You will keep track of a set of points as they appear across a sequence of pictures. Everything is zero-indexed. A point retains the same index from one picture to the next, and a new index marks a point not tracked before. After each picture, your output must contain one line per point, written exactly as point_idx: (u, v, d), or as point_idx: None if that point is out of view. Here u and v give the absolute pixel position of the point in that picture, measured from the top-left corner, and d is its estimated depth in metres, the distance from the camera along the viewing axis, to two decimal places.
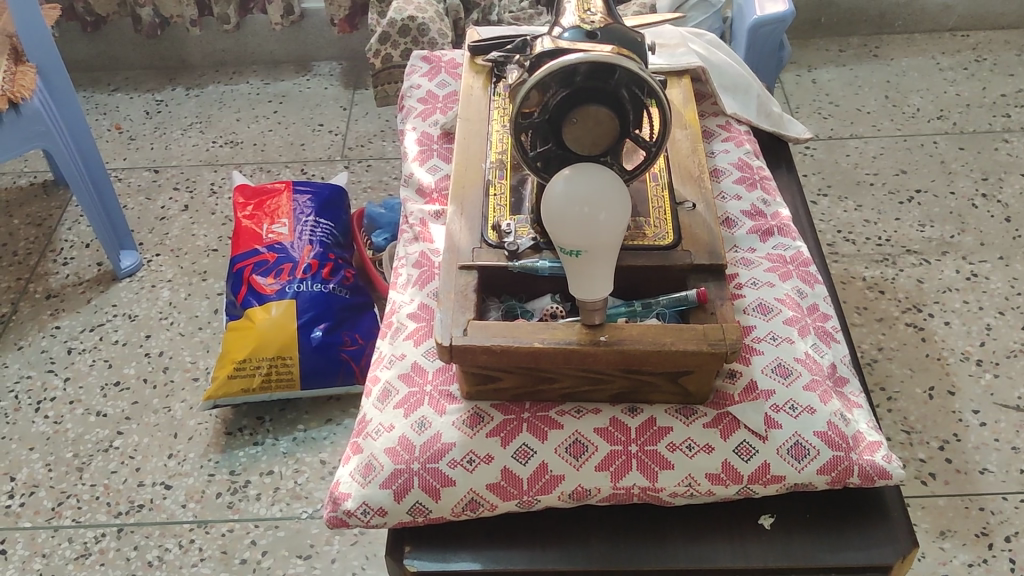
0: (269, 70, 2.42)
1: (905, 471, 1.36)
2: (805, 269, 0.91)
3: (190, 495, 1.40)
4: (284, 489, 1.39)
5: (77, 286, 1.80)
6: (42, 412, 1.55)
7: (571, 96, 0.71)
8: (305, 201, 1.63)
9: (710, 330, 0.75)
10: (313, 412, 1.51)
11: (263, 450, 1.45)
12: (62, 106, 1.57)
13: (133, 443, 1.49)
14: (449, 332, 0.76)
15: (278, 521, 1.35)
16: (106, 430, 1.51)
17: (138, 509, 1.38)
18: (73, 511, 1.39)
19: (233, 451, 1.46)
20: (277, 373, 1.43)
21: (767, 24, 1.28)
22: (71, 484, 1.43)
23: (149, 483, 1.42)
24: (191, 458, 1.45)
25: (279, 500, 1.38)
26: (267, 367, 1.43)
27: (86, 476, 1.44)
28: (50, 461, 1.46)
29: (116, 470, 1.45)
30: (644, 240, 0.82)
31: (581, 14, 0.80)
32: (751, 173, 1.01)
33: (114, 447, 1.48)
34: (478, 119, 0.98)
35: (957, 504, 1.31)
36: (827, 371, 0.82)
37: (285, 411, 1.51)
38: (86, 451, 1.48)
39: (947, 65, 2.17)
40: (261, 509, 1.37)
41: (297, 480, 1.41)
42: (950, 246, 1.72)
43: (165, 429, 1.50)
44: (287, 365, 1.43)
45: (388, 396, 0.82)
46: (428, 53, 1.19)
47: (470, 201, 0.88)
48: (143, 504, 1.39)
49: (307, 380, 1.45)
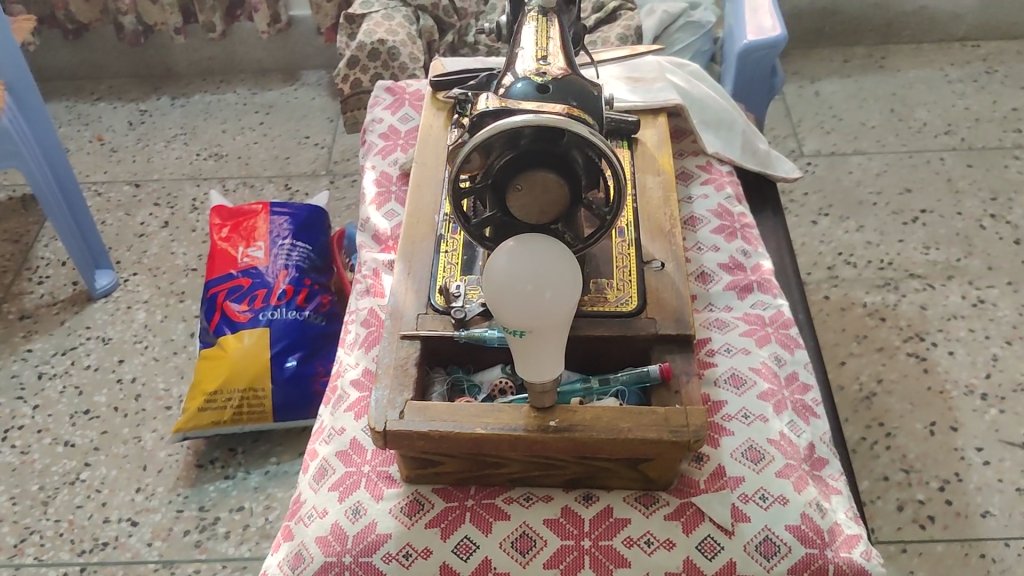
0: (256, 79, 2.25)
1: (903, 513, 1.28)
2: (784, 331, 0.83)
3: (156, 533, 1.31)
4: (254, 527, 1.31)
5: (51, 307, 1.68)
6: (8, 441, 1.45)
7: (516, 159, 0.63)
8: (282, 222, 1.47)
9: (671, 415, 0.68)
10: (287, 445, 1.41)
11: (234, 485, 1.36)
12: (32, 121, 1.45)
13: (101, 475, 1.39)
14: (384, 415, 0.69)
15: (246, 562, 1.27)
16: (73, 462, 1.41)
17: (102, 547, 1.30)
18: (35, 549, 1.30)
19: (203, 486, 1.37)
20: (248, 406, 1.32)
21: (757, 50, 1.19)
22: (34, 519, 1.34)
23: (114, 520, 1.33)
24: (159, 493, 1.36)
25: (247, 539, 1.30)
26: (239, 399, 1.31)
27: (50, 511, 1.35)
28: (14, 495, 1.37)
29: (82, 505, 1.35)
30: (605, 306, 0.75)
31: (537, 61, 0.72)
32: (731, 221, 0.93)
33: (80, 480, 1.38)
34: (433, 163, 0.91)
35: (956, 550, 1.23)
36: (804, 453, 0.74)
37: (258, 443, 1.41)
38: (52, 484, 1.38)
39: (956, 77, 2.08)
40: (230, 548, 1.29)
41: (267, 519, 1.32)
42: (956, 271, 1.64)
43: (133, 461, 1.41)
44: (258, 397, 1.32)
45: (324, 475, 0.75)
46: (393, 84, 1.12)
47: (419, 258, 0.81)
48: (107, 542, 1.30)
49: (280, 413, 1.34)
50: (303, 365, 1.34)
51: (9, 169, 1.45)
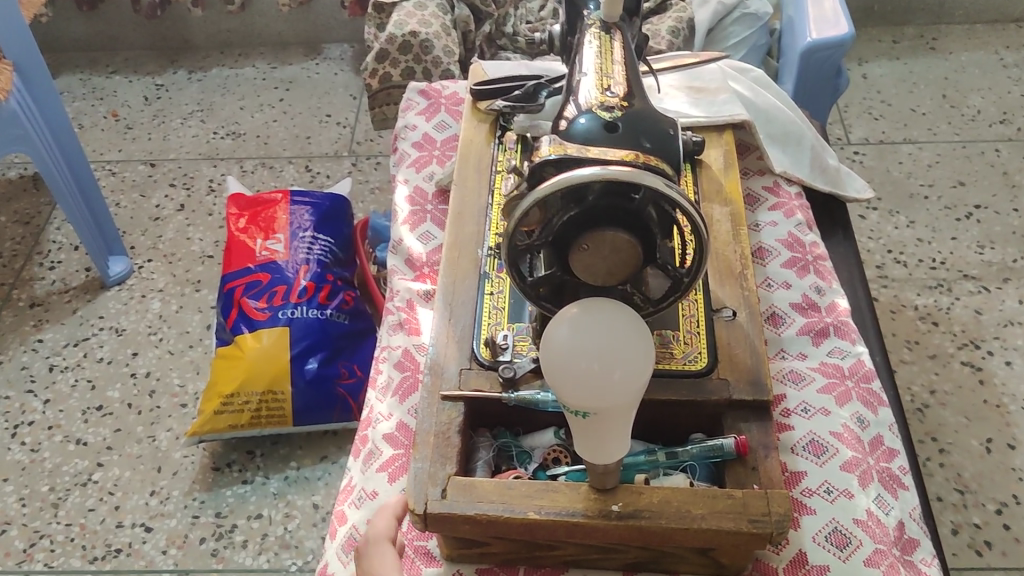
0: (276, 53, 2.05)
1: (957, 538, 1.17)
2: (866, 386, 0.75)
3: (172, 540, 1.21)
4: (272, 536, 1.20)
5: (63, 294, 1.55)
6: (17, 438, 1.34)
7: (580, 216, 0.56)
8: (302, 214, 1.34)
9: (750, 500, 0.60)
10: (307, 448, 1.29)
11: (252, 490, 1.25)
12: (43, 104, 1.32)
13: (114, 477, 1.28)
14: (424, 495, 0.61)
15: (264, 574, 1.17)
16: (85, 462, 1.30)
17: (115, 554, 1.19)
18: (45, 554, 1.20)
19: (220, 490, 1.25)
20: (267, 409, 1.20)
21: (822, 49, 1.08)
22: (44, 523, 1.23)
23: (128, 525, 1.22)
24: (174, 497, 1.25)
25: (266, 549, 1.19)
26: (257, 403, 1.19)
27: (61, 515, 1.24)
28: (24, 495, 1.26)
29: (94, 508, 1.25)
30: (671, 364, 0.67)
31: (601, 91, 0.64)
32: (803, 252, 0.84)
33: (93, 482, 1.27)
34: (476, 185, 0.83)
35: None
36: (894, 535, 0.66)
37: (277, 446, 1.30)
38: (63, 485, 1.27)
39: (1012, 62, 1.88)
40: (247, 559, 1.18)
41: (287, 527, 1.21)
42: (1012, 273, 1.48)
43: (148, 462, 1.30)
44: (278, 401, 1.20)
45: (354, 546, 0.67)
46: (427, 86, 1.04)
47: (462, 298, 0.73)
48: (120, 549, 1.20)
49: (301, 417, 1.22)
50: (325, 367, 1.22)
51: (16, 154, 1.32)
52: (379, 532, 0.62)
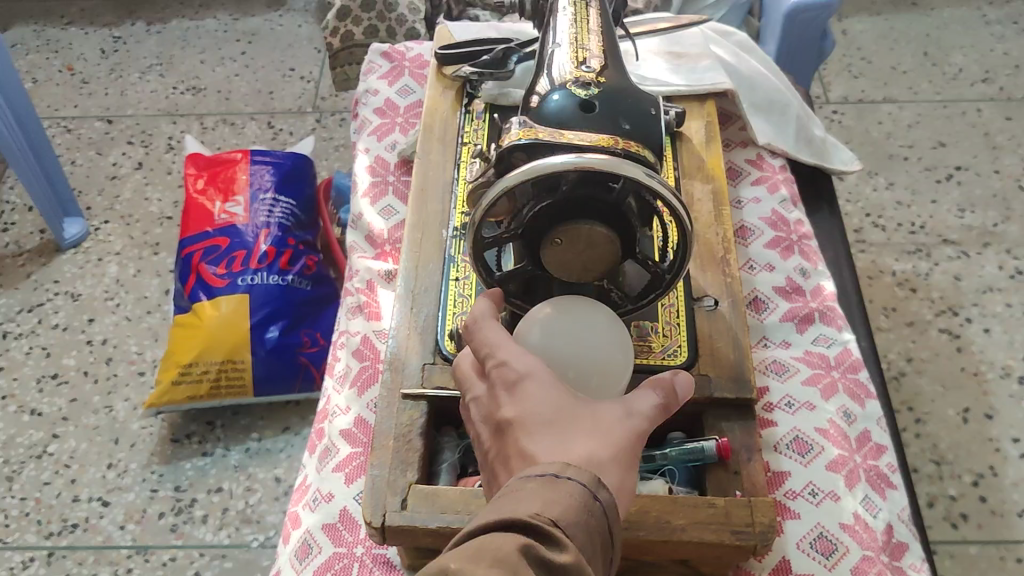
0: (237, 4, 1.96)
1: (932, 510, 1.12)
2: (853, 377, 0.71)
3: (130, 515, 1.15)
4: (233, 511, 1.15)
5: (16, 258, 1.48)
6: None
7: (553, 207, 0.51)
8: (263, 173, 1.26)
9: (733, 508, 0.56)
10: (269, 419, 1.24)
11: (212, 463, 1.20)
12: None
13: (70, 449, 1.22)
14: (383, 505, 0.57)
15: (225, 550, 1.12)
16: (40, 433, 1.24)
17: (71, 529, 1.14)
18: None
19: (180, 463, 1.20)
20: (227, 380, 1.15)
21: (808, 11, 1.03)
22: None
23: (84, 499, 1.17)
24: (133, 470, 1.20)
25: (226, 525, 1.14)
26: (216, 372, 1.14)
27: (15, 488, 1.19)
28: None
29: (49, 482, 1.19)
30: (649, 358, 0.62)
31: (576, 65, 0.58)
32: (787, 232, 0.80)
33: (48, 454, 1.22)
34: (441, 159, 0.77)
35: (990, 554, 1.08)
36: (882, 540, 0.62)
37: (238, 416, 1.24)
38: (17, 458, 1.22)
39: (994, 18, 1.78)
40: (207, 534, 1.13)
41: (248, 501, 1.16)
42: (993, 237, 1.42)
43: (105, 433, 1.24)
44: (237, 370, 1.14)
45: (308, 553, 0.63)
46: (389, 47, 0.98)
47: (426, 284, 0.68)
48: (76, 524, 1.15)
49: (261, 386, 1.16)
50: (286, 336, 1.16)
51: None
52: (479, 311, 0.50)
